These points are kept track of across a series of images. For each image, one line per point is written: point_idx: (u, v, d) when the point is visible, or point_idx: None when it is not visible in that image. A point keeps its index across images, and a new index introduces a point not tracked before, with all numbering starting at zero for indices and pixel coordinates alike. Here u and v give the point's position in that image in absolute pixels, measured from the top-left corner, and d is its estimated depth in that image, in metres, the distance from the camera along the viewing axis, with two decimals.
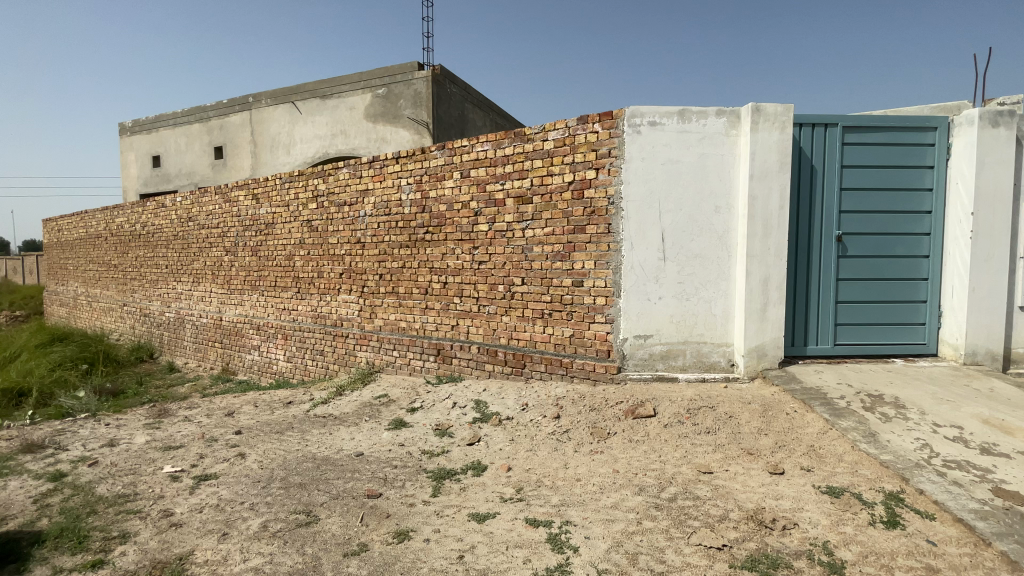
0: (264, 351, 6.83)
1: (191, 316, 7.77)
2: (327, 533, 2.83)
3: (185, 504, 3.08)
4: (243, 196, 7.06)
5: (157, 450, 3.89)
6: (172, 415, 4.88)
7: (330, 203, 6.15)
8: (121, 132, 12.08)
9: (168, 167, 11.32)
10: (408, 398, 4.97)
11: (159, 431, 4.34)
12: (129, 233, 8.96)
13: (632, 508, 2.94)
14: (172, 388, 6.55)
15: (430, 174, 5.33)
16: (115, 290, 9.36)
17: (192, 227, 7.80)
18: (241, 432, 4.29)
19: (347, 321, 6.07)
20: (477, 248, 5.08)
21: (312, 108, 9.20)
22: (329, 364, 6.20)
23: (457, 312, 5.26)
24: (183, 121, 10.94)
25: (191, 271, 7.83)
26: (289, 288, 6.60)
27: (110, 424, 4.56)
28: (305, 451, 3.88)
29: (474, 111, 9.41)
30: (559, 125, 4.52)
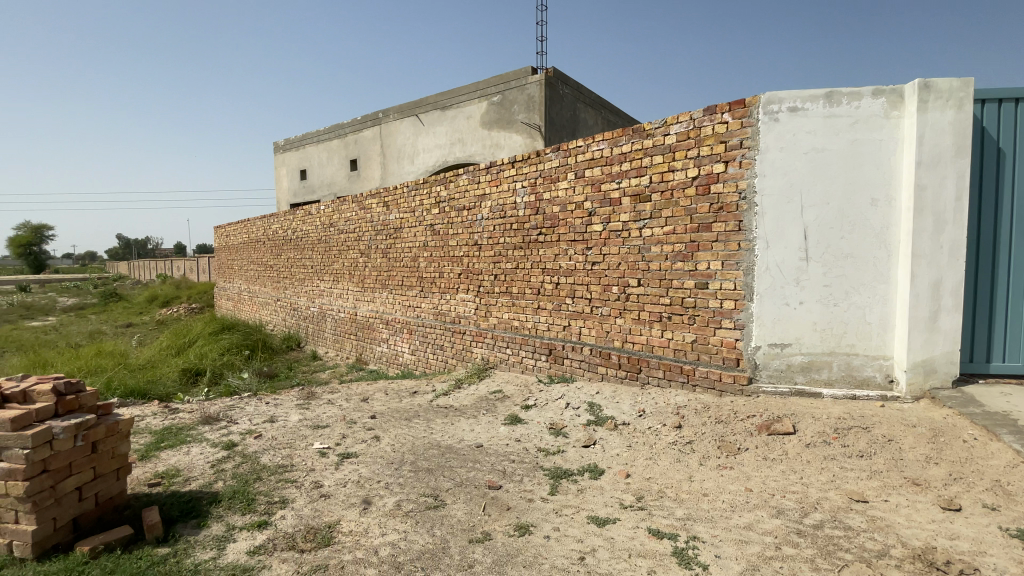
0: (391, 344, 7.42)
1: (331, 310, 8.71)
2: (453, 518, 2.96)
3: (331, 478, 3.43)
4: (375, 204, 7.75)
5: (308, 428, 4.39)
6: (318, 397, 5.50)
7: (450, 208, 6.49)
8: (277, 150, 13.94)
9: (312, 180, 12.84)
10: (522, 395, 5.05)
11: (308, 411, 4.91)
12: (282, 238, 10.31)
13: (768, 531, 2.68)
14: (315, 374, 7.39)
15: (545, 176, 5.37)
16: (271, 287, 10.82)
17: (333, 233, 8.74)
18: (376, 416, 4.70)
19: (464, 319, 6.36)
20: (591, 249, 5.01)
21: (433, 119, 9.82)
22: (448, 358, 6.54)
23: (569, 313, 5.24)
24: (325, 139, 12.32)
25: (332, 271, 8.78)
26: (413, 287, 7.09)
27: (270, 403, 5.27)
28: (430, 439, 4.13)
29: (587, 110, 9.34)
30: (682, 118, 4.30)
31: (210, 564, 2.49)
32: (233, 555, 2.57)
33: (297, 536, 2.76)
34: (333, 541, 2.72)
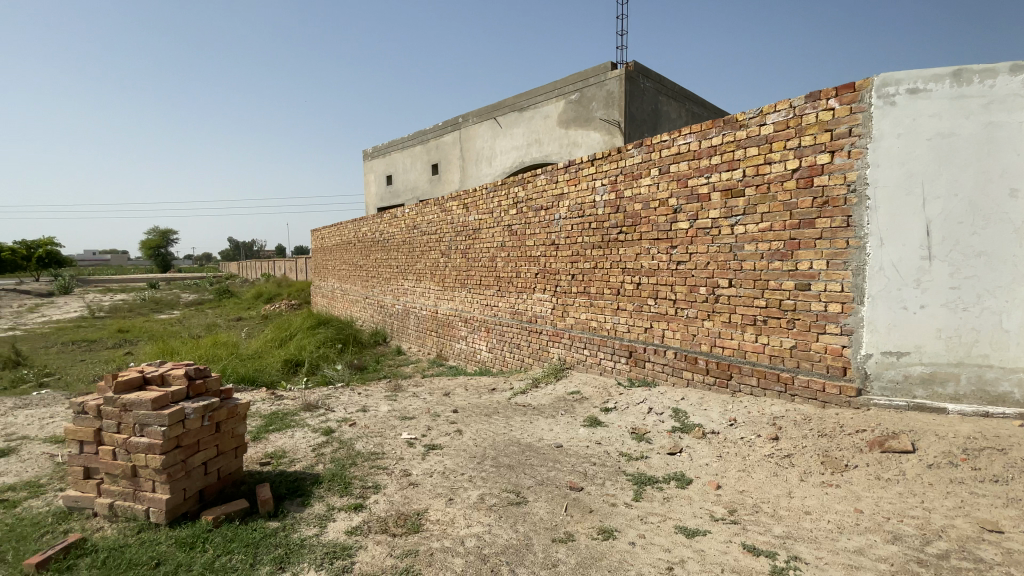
0: (469, 341, 7.62)
1: (414, 308, 9.11)
2: (535, 515, 2.98)
3: (418, 467, 3.59)
4: (456, 206, 7.99)
5: (396, 418, 4.63)
6: (403, 390, 5.78)
7: (528, 208, 6.53)
8: (365, 158, 14.83)
9: (397, 185, 13.53)
10: (601, 397, 4.97)
11: (395, 403, 5.17)
12: (370, 240, 10.96)
13: (884, 557, 2.41)
14: (399, 368, 7.77)
15: (626, 173, 5.24)
16: (359, 285, 11.54)
17: (416, 234, 9.14)
18: (458, 411, 4.85)
19: (541, 318, 6.37)
20: (676, 247, 4.82)
21: (511, 121, 9.95)
22: (525, 357, 6.58)
23: (652, 315, 5.07)
24: (408, 145, 12.92)
25: (414, 271, 9.19)
26: (491, 286, 7.22)
27: (361, 394, 5.62)
28: (510, 436, 4.18)
29: (669, 103, 9.00)
30: (781, 107, 4.01)
31: (314, 540, 2.69)
32: (333, 533, 2.76)
33: (388, 520, 2.92)
34: (422, 528, 2.84)
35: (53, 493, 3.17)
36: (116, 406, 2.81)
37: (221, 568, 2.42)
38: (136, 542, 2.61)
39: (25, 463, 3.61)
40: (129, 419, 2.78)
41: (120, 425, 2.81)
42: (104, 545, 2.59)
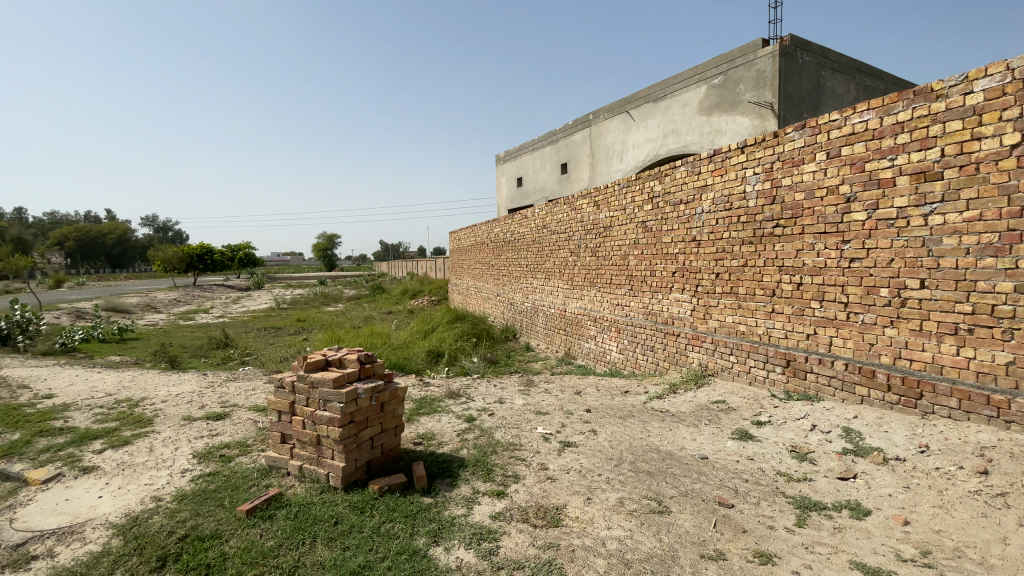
0: (599, 341, 7.51)
1: (544, 306, 9.25)
2: (680, 527, 2.81)
3: (556, 463, 3.63)
4: (586, 204, 7.94)
5: (532, 413, 4.75)
6: (536, 386, 5.90)
7: (666, 203, 6.23)
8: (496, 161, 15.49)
9: (527, 186, 13.90)
10: (751, 409, 4.55)
11: (529, 397, 5.31)
12: (502, 239, 11.41)
13: None
14: (529, 364, 7.96)
15: (785, 160, 4.72)
16: (492, 283, 12.09)
17: (546, 233, 9.28)
18: (591, 411, 4.81)
19: (679, 320, 6.03)
20: (848, 242, 4.20)
21: (645, 113, 9.60)
22: (660, 361, 6.29)
23: (815, 320, 4.49)
24: (538, 146, 13.19)
25: (544, 269, 9.34)
26: (623, 285, 7.03)
27: (496, 386, 5.87)
28: (648, 441, 4.03)
29: (834, 78, 7.92)
30: (995, 69, 3.26)
31: (463, 519, 2.87)
32: (479, 516, 2.92)
33: (529, 510, 2.99)
34: (562, 523, 2.85)
35: (257, 452, 3.84)
36: (305, 383, 3.30)
37: (385, 533, 2.71)
38: (319, 501, 3.04)
39: (237, 426, 4.43)
40: (315, 395, 3.23)
41: (308, 399, 3.29)
42: (295, 500, 3.06)
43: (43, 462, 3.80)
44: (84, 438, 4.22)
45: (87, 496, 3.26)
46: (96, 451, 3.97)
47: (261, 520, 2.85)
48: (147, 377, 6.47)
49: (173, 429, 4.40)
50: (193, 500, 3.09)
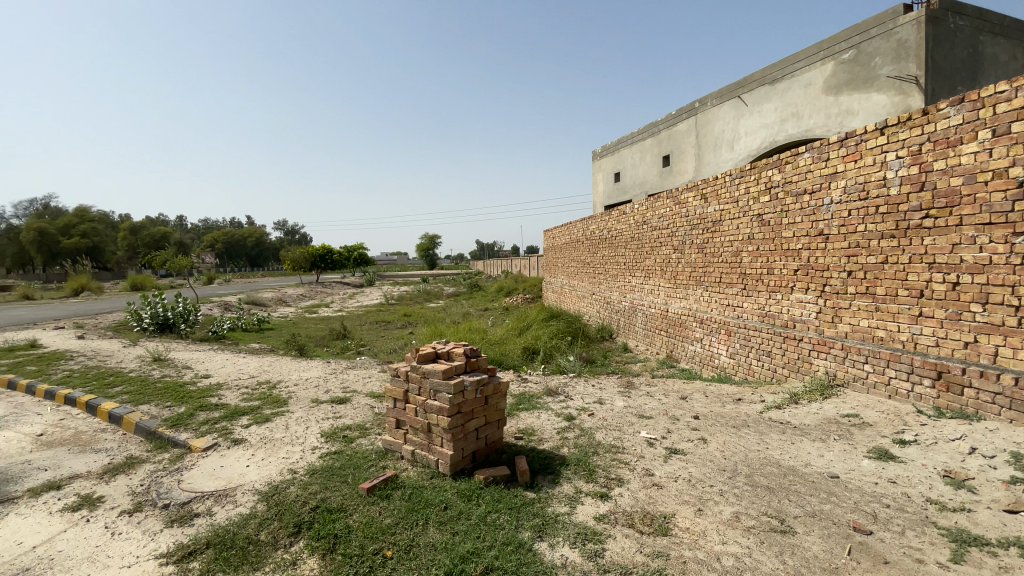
0: (706, 344, 7.09)
1: (644, 305, 8.94)
2: (807, 550, 2.55)
3: (662, 470, 3.48)
4: (692, 197, 7.53)
5: (635, 415, 4.60)
6: (638, 388, 5.72)
7: (786, 194, 5.70)
8: (593, 157, 15.26)
9: (625, 181, 13.53)
10: (891, 426, 4.00)
11: (631, 399, 5.16)
12: (599, 237, 11.23)
13: None
14: (628, 365, 7.74)
15: (936, 140, 4.08)
16: (588, 282, 11.94)
17: (647, 230, 8.95)
18: (700, 417, 4.55)
19: (801, 323, 5.48)
20: (1022, 235, 3.51)
21: (759, 97, 8.87)
22: (777, 367, 5.78)
23: (975, 326, 3.83)
24: (638, 139, 12.77)
25: (644, 267, 9.03)
26: (735, 284, 6.56)
27: (596, 386, 5.79)
28: (766, 454, 3.71)
29: (995, 42, 6.77)
30: None
31: (567, 518, 2.86)
32: (583, 516, 2.89)
33: (635, 516, 2.90)
34: (671, 533, 2.73)
35: (373, 435, 4.16)
36: (418, 373, 3.51)
37: (491, 522, 2.78)
38: (429, 485, 3.21)
39: (357, 410, 4.84)
40: (426, 384, 3.42)
41: (420, 389, 3.49)
42: (409, 483, 3.26)
43: (204, 432, 4.46)
44: (234, 413, 4.88)
45: (238, 464, 3.76)
46: (244, 425, 4.56)
47: (380, 499, 3.08)
48: (281, 363, 7.32)
49: (304, 409, 4.92)
50: (322, 475, 3.42)
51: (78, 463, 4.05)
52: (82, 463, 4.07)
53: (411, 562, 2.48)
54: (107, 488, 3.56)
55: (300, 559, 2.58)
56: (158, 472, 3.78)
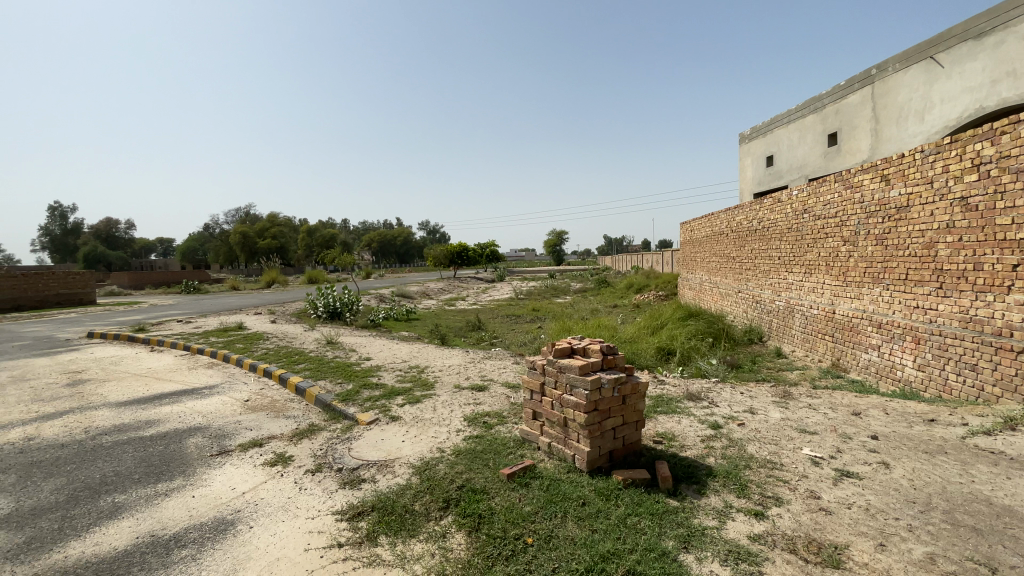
0: (884, 352, 6.05)
1: (802, 306, 7.95)
2: None
3: (830, 493, 3.05)
4: (869, 179, 6.47)
5: (794, 430, 4.11)
6: (797, 399, 5.10)
7: (1001, 171, 4.60)
8: (741, 141, 13.97)
9: (780, 165, 12.14)
10: None
11: (789, 411, 4.62)
12: (747, 229, 10.27)
13: None
14: (782, 372, 6.95)
15: None
16: (733, 278, 11.00)
17: (808, 220, 7.93)
18: (878, 438, 3.90)
19: (1022, 331, 4.39)
20: None
21: (962, 55, 7.32)
22: (987, 386, 4.70)
23: None
24: (797, 117, 11.38)
25: (804, 262, 8.02)
26: (926, 282, 5.49)
27: (746, 394, 5.30)
28: (974, 489, 3.03)
29: None
30: None
31: (715, 532, 2.66)
32: (735, 533, 2.66)
33: (797, 542, 2.59)
34: (843, 566, 2.37)
35: (512, 424, 4.33)
36: (554, 367, 3.56)
37: (632, 525, 2.71)
38: (567, 479, 3.23)
39: (495, 398, 5.08)
40: (563, 379, 3.45)
41: (556, 382, 3.54)
42: (547, 474, 3.32)
43: (368, 407, 5.06)
44: (391, 393, 5.45)
45: (394, 439, 4.20)
46: (399, 404, 5.08)
47: (519, 486, 3.19)
48: (428, 350, 7.99)
49: (449, 394, 5.31)
50: (466, 456, 3.65)
51: (274, 426, 4.89)
52: (277, 425, 4.90)
53: (551, 552, 2.52)
54: (295, 449, 4.24)
55: (449, 533, 2.79)
56: (332, 439, 4.40)
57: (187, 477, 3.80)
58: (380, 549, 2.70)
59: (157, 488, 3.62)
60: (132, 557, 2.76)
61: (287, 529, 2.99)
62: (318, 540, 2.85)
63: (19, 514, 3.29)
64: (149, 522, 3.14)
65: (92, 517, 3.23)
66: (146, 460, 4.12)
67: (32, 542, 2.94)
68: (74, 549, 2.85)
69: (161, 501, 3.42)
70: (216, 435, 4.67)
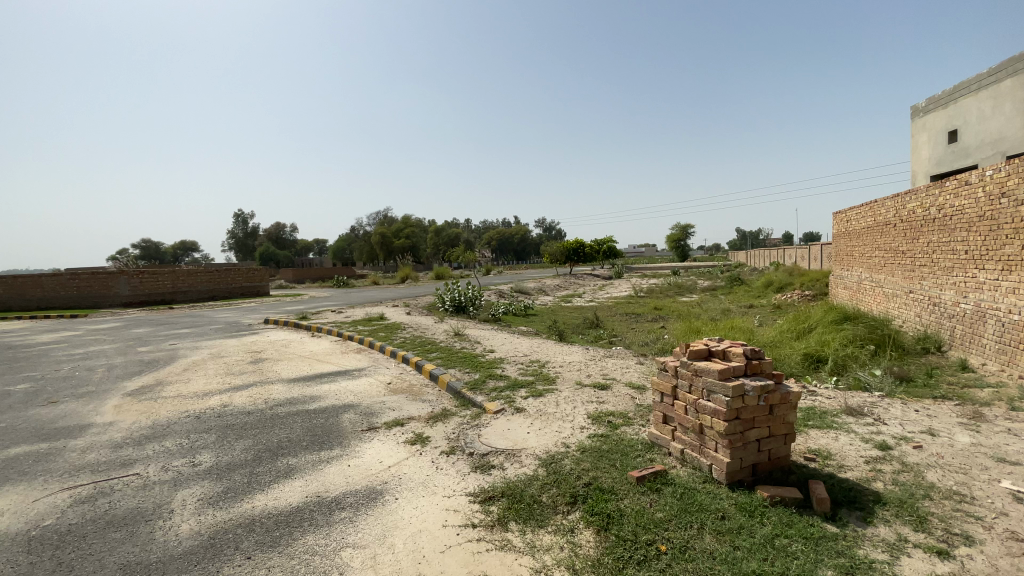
0: None
1: (999, 309, 6.51)
2: None
3: None
4: None
5: (990, 458, 3.38)
6: (992, 422, 4.19)
7: None
8: (912, 116, 11.91)
9: (967, 140, 10.08)
10: None
11: (982, 436, 3.81)
12: (922, 218, 8.71)
13: None
14: (970, 390, 5.76)
15: None
16: (901, 276, 9.40)
17: (1007, 206, 6.47)
18: None
19: None
20: None
21: None
22: None
23: None
24: (990, 82, 9.39)
25: (1002, 257, 6.57)
26: None
27: (919, 411, 4.50)
28: None
29: None
30: None
31: (886, 567, 2.29)
32: (912, 571, 2.26)
33: None
34: None
35: (638, 425, 4.19)
36: (689, 370, 3.43)
37: (781, 548, 2.45)
38: (703, 490, 3.04)
39: (620, 398, 4.96)
40: (699, 383, 3.31)
41: (691, 386, 3.40)
42: (680, 481, 3.16)
43: (494, 397, 5.28)
44: (515, 385, 5.62)
45: (520, 430, 4.32)
46: (523, 397, 5.21)
47: (650, 490, 3.07)
48: (549, 346, 8.09)
49: (571, 390, 5.31)
50: (592, 454, 3.62)
51: (412, 408, 5.33)
52: (414, 408, 5.34)
53: (687, 563, 2.38)
54: (430, 431, 4.58)
55: (577, 529, 2.79)
56: (463, 425, 4.66)
57: (344, 447, 4.33)
58: (511, 535, 2.79)
59: (319, 455, 4.17)
60: (303, 513, 3.22)
61: (426, 504, 3.24)
62: (454, 518, 3.03)
63: (221, 466, 4.03)
64: (314, 484, 3.63)
65: (272, 475, 3.83)
66: (311, 430, 4.77)
67: (230, 491, 3.58)
68: (259, 501, 3.41)
69: (323, 467, 3.93)
70: (365, 413, 5.24)
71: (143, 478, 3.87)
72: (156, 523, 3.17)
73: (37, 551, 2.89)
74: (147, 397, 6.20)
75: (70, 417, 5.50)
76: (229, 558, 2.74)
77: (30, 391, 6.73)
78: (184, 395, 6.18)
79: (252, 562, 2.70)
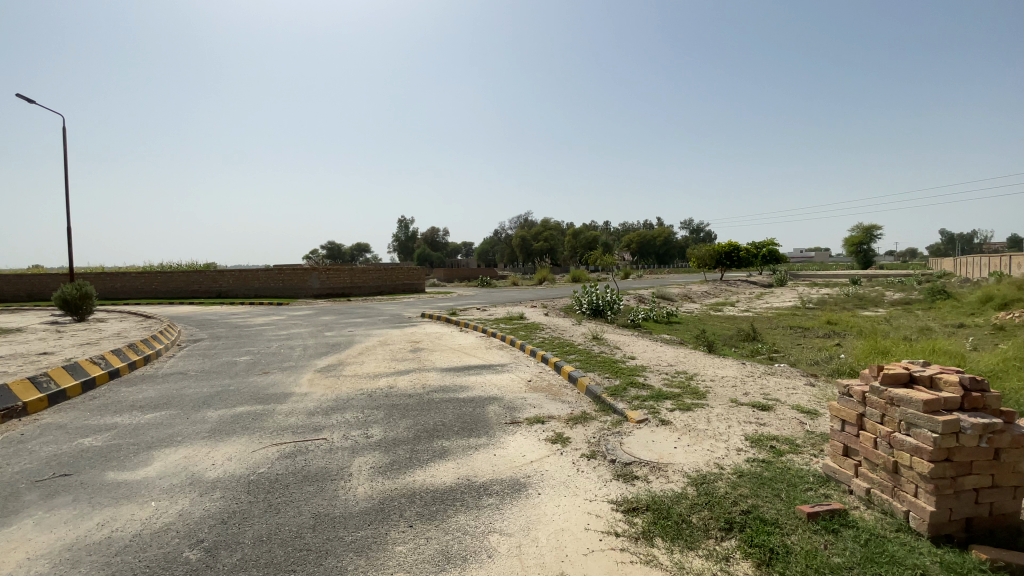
0: None
1: None
2: None
3: None
4: None
5: None
6: None
7: None
8: None
9: None
10: None
11: None
12: None
13: None
14: None
15: None
16: None
17: None
18: None
19: None
20: None
21: None
22: None
23: None
24: None
25: None
26: None
27: None
28: None
29: None
30: None
31: None
32: None
33: None
34: None
35: (809, 455, 3.69)
36: (883, 398, 2.94)
37: None
38: (896, 539, 2.56)
39: (784, 422, 4.43)
40: (896, 414, 2.83)
41: (884, 417, 2.92)
42: (865, 525, 2.70)
43: (636, 406, 5.11)
44: (660, 395, 5.38)
45: (666, 443, 4.11)
46: (668, 408, 4.95)
47: (825, 531, 2.68)
48: (696, 357, 7.58)
49: (724, 407, 4.89)
50: (751, 480, 3.29)
51: (553, 407, 5.43)
52: (555, 407, 5.42)
53: None
54: (571, 433, 4.61)
55: (732, 558, 2.56)
56: (604, 431, 4.60)
57: (490, 437, 4.58)
58: (657, 551, 2.68)
59: (469, 441, 4.49)
60: (455, 494, 3.48)
61: (568, 504, 3.27)
62: (597, 523, 3.01)
63: (388, 440, 4.57)
64: (465, 467, 3.91)
65: (429, 454, 4.22)
66: (461, 417, 5.15)
67: (395, 464, 4.04)
68: (419, 476, 3.78)
69: (473, 453, 4.21)
70: (509, 406, 5.48)
71: (329, 442, 4.56)
72: (340, 483, 3.71)
73: (255, 492, 3.59)
74: (331, 374, 7.32)
75: (277, 386, 6.73)
76: (395, 524, 3.09)
77: (251, 362, 8.43)
78: (358, 376, 7.15)
79: (413, 531, 3.00)
